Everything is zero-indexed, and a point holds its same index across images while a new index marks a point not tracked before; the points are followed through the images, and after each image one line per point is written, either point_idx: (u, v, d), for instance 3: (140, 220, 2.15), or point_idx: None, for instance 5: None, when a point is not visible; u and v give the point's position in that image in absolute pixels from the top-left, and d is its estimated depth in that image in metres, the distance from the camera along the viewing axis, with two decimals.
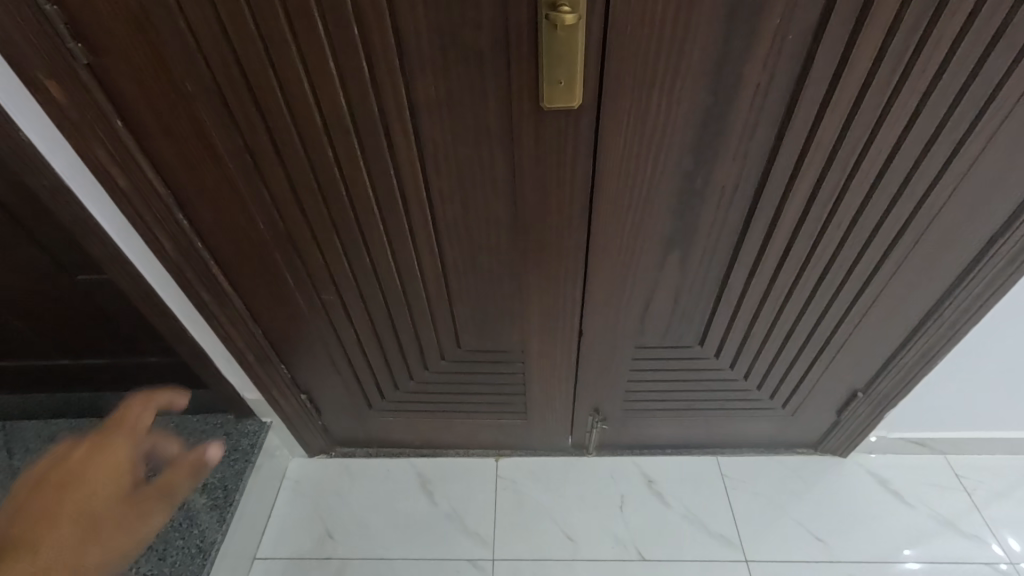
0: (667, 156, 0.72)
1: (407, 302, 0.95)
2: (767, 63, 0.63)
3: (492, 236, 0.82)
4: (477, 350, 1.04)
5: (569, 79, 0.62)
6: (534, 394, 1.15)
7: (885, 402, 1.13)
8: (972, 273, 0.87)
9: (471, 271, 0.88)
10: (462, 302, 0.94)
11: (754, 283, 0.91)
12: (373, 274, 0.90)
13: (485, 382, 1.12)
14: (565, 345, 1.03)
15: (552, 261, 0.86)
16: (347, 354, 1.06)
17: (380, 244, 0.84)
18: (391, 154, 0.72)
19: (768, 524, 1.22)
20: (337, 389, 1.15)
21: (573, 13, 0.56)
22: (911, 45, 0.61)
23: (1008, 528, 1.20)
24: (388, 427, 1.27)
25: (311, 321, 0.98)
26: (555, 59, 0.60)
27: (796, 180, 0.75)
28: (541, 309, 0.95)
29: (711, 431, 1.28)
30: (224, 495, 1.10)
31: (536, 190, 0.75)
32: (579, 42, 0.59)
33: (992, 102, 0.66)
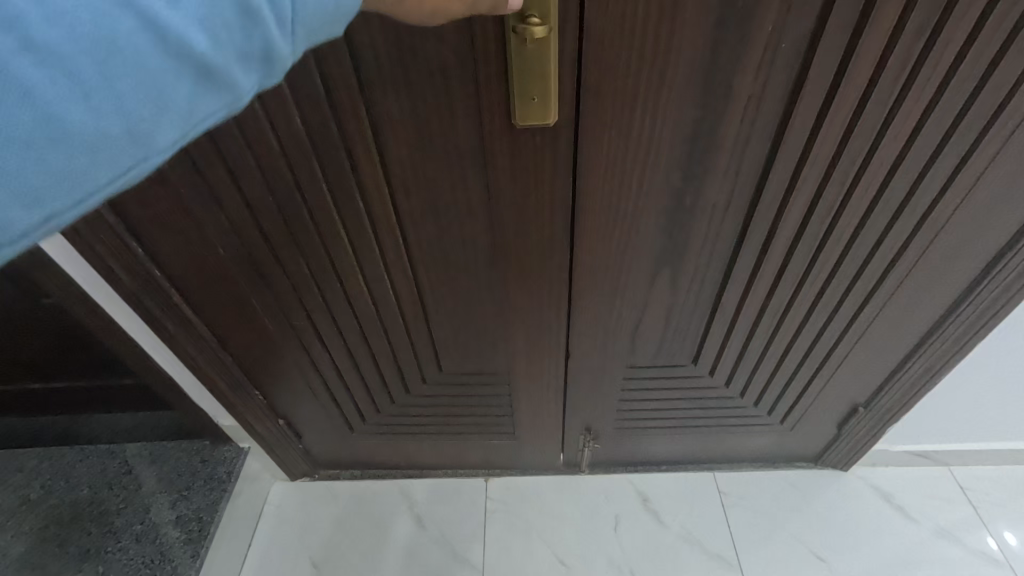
0: (654, 173, 0.67)
1: (383, 326, 0.90)
2: (759, 73, 0.58)
3: (469, 258, 0.77)
4: (459, 373, 0.99)
5: (543, 96, 0.56)
6: (522, 415, 1.10)
7: (887, 417, 1.08)
8: (978, 287, 0.82)
9: (449, 293, 0.83)
10: (441, 325, 0.89)
11: (750, 300, 0.86)
12: (345, 298, 0.85)
13: (470, 405, 1.07)
14: (553, 366, 0.98)
15: (535, 284, 0.81)
16: (324, 378, 1.02)
17: (351, 268, 0.79)
18: (357, 175, 0.67)
19: (767, 543, 1.18)
20: (317, 413, 1.11)
21: (543, 24, 0.51)
22: (914, 54, 0.56)
23: (1002, 520, 1.19)
24: (372, 449, 1.22)
25: (283, 347, 0.93)
26: (527, 74, 0.55)
27: (792, 195, 0.70)
28: (526, 330, 0.90)
29: (708, 447, 1.23)
30: (199, 528, 1.05)
31: (514, 211, 0.70)
32: (551, 55, 0.54)
33: (1001, 112, 0.61)
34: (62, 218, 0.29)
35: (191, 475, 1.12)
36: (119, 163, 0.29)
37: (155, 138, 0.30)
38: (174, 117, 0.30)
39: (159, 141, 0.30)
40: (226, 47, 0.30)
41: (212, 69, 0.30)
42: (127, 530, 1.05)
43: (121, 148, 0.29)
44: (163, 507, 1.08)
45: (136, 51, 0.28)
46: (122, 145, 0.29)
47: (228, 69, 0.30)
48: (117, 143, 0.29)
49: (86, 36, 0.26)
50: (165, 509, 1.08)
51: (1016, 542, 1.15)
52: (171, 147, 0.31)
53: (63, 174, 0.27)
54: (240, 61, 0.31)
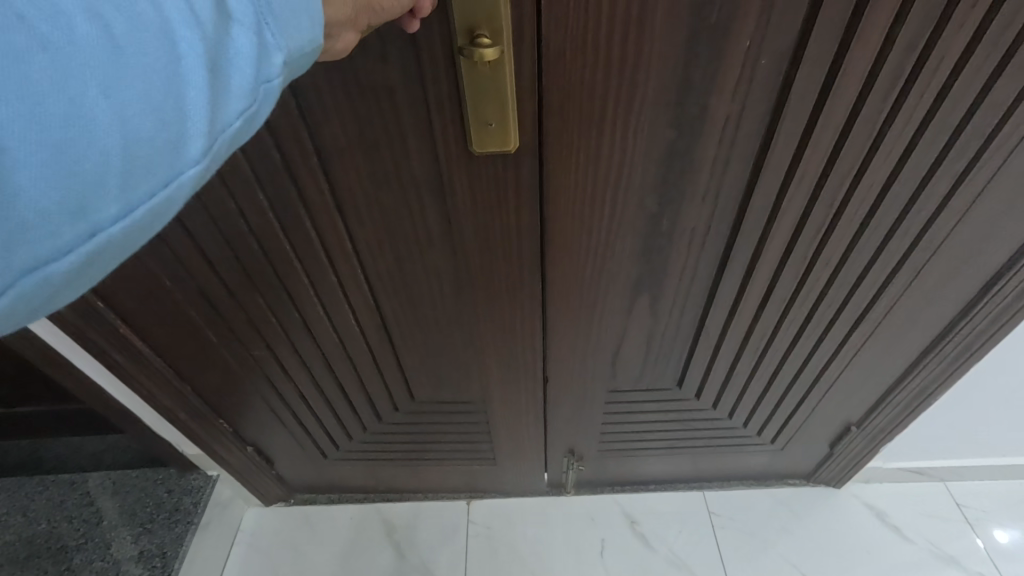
0: (627, 197, 0.62)
1: (348, 353, 0.86)
2: (736, 91, 0.53)
3: (434, 289, 0.73)
4: (434, 399, 0.95)
5: (501, 120, 0.52)
6: (501, 441, 1.05)
7: (882, 436, 1.04)
8: (975, 308, 0.78)
9: (416, 321, 0.78)
10: (411, 354, 0.85)
11: (735, 323, 0.82)
12: (304, 326, 0.80)
13: (446, 431, 1.02)
14: (531, 392, 0.93)
15: (506, 312, 0.76)
16: (290, 406, 0.97)
17: (309, 296, 0.75)
18: (307, 201, 0.62)
19: (759, 566, 1.14)
20: (287, 441, 1.06)
21: (494, 45, 0.47)
22: (905, 70, 0.52)
23: (990, 521, 1.17)
24: (347, 475, 1.18)
25: (244, 376, 0.88)
26: (481, 97, 0.51)
27: (777, 216, 0.65)
28: (499, 358, 0.85)
29: (696, 467, 1.19)
30: (162, 564, 1.00)
31: (478, 240, 0.66)
32: (505, 78, 0.50)
33: (999, 130, 0.56)
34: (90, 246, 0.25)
35: (156, 507, 1.07)
36: (151, 179, 0.26)
37: (171, 161, 0.26)
38: (195, 132, 0.27)
39: (188, 152, 0.27)
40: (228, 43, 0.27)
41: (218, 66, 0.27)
42: (87, 568, 1.00)
43: (154, 159, 0.25)
44: (125, 542, 1.03)
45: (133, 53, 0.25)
46: (135, 174, 0.25)
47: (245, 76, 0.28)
48: (145, 155, 0.25)
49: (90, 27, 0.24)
50: (127, 544, 1.03)
51: (1004, 541, 1.15)
52: (203, 159, 0.27)
53: (97, 188, 0.24)
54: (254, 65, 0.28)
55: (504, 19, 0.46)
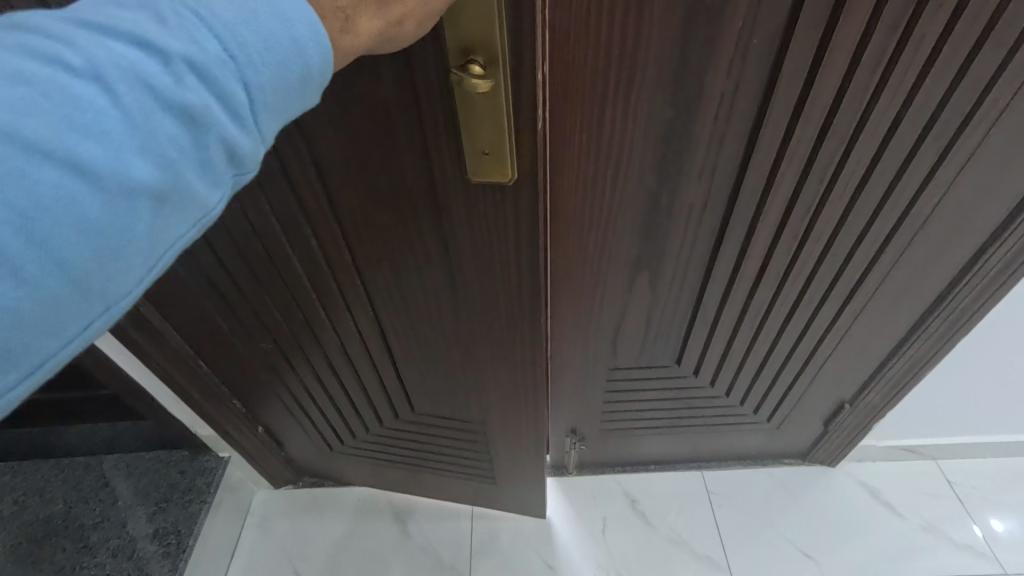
0: (628, 172, 0.66)
1: (354, 354, 0.88)
2: (730, 70, 0.56)
3: (428, 306, 0.76)
4: (430, 412, 0.99)
5: (496, 150, 0.53)
6: (500, 458, 1.05)
7: (874, 413, 1.07)
8: (962, 281, 0.81)
9: (416, 322, 0.80)
10: (410, 364, 0.88)
11: (731, 301, 0.85)
12: (308, 326, 0.84)
13: (448, 438, 1.04)
14: (528, 414, 0.93)
15: (505, 342, 0.79)
16: (297, 395, 0.99)
17: (308, 287, 0.76)
18: (312, 209, 0.65)
19: (756, 543, 1.17)
20: (296, 427, 1.08)
21: (486, 78, 0.47)
22: (890, 46, 0.54)
23: (986, 509, 1.20)
24: (351, 470, 1.20)
25: (255, 362, 0.91)
26: (477, 128, 0.52)
27: (771, 193, 0.69)
28: (495, 381, 0.87)
29: (694, 447, 1.22)
30: (178, 542, 1.04)
31: (477, 271, 0.69)
32: (502, 107, 0.50)
33: (980, 104, 0.59)
34: (41, 370, 0.28)
35: (169, 487, 1.10)
36: (87, 314, 0.28)
37: (107, 296, 0.28)
38: (134, 263, 0.29)
39: (126, 281, 0.29)
40: (181, 170, 0.28)
41: (168, 193, 0.28)
42: (103, 546, 1.03)
43: (91, 296, 0.28)
44: (141, 520, 1.06)
45: (73, 201, 0.26)
46: (70, 315, 0.27)
47: (225, 157, 0.30)
48: (82, 297, 0.27)
49: (59, 139, 0.25)
50: (142, 523, 1.06)
51: (1000, 529, 1.17)
52: (141, 282, 0.30)
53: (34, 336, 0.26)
54: (236, 144, 0.29)
55: (500, 47, 0.46)
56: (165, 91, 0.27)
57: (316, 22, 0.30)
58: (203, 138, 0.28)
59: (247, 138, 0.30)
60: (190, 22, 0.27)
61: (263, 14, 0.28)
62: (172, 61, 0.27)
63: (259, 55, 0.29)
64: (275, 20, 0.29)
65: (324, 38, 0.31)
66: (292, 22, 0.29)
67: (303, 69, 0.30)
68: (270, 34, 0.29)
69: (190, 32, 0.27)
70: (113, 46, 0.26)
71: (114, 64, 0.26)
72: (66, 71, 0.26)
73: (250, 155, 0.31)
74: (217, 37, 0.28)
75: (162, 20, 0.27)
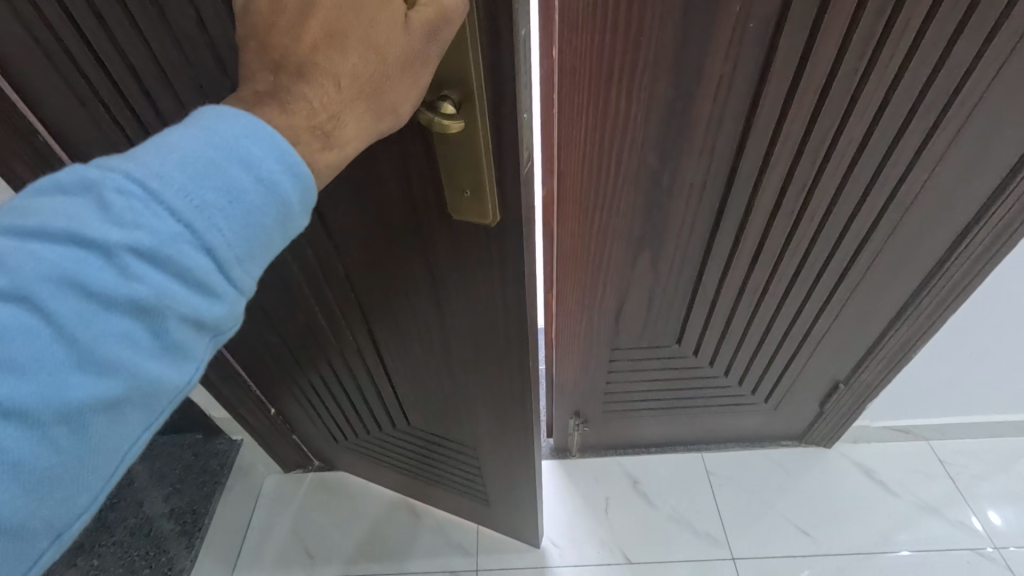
0: (632, 151, 0.70)
1: (355, 364, 0.89)
2: (727, 54, 0.60)
3: (422, 332, 0.75)
4: (424, 427, 0.98)
5: (475, 191, 0.50)
6: (492, 482, 1.03)
7: (868, 392, 1.11)
8: (950, 259, 0.85)
9: (406, 343, 0.78)
10: (403, 377, 0.87)
11: (729, 280, 0.88)
12: (309, 329, 0.84)
13: (445, 454, 1.03)
14: (518, 446, 0.90)
15: (493, 378, 0.77)
16: (305, 390, 1.02)
17: (306, 293, 0.76)
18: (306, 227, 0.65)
19: (754, 520, 1.20)
20: (306, 415, 1.11)
21: (457, 119, 0.44)
22: (876, 32, 0.58)
23: (986, 500, 1.21)
24: (356, 464, 1.22)
25: (264, 352, 0.93)
26: (454, 167, 0.49)
27: (765, 175, 0.72)
28: (485, 406, 0.84)
29: (693, 428, 1.26)
30: (194, 519, 1.07)
31: (455, 292, 0.65)
32: (479, 147, 0.47)
33: (961, 87, 0.63)
34: (40, 561, 0.33)
35: (184, 469, 1.13)
36: (68, 511, 0.32)
37: (83, 490, 0.32)
38: (105, 457, 0.32)
39: (99, 471, 0.33)
40: (137, 363, 0.31)
41: (126, 391, 0.31)
42: (121, 525, 1.05)
43: (67, 497, 0.32)
44: (156, 500, 1.09)
45: (25, 426, 0.29)
46: (52, 517, 0.32)
47: (194, 329, 0.33)
48: (58, 501, 0.31)
49: (8, 372, 0.28)
50: (158, 502, 1.09)
51: (1000, 523, 1.18)
52: (118, 466, 0.34)
53: (23, 542, 0.31)
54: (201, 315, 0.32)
55: (474, 87, 0.43)
56: (120, 283, 0.30)
57: (282, 156, 0.33)
58: (167, 317, 0.31)
59: (212, 308, 0.32)
60: (139, 203, 0.30)
61: (221, 173, 0.31)
62: (122, 254, 0.30)
63: (219, 212, 0.31)
64: (234, 170, 0.32)
65: (293, 167, 0.33)
66: (259, 165, 0.32)
67: (268, 209, 0.33)
68: (232, 192, 0.31)
69: (142, 212, 0.30)
70: (58, 259, 0.29)
71: (53, 281, 0.29)
72: (8, 300, 0.29)
73: (220, 320, 0.33)
74: (170, 213, 0.30)
75: (110, 213, 0.30)
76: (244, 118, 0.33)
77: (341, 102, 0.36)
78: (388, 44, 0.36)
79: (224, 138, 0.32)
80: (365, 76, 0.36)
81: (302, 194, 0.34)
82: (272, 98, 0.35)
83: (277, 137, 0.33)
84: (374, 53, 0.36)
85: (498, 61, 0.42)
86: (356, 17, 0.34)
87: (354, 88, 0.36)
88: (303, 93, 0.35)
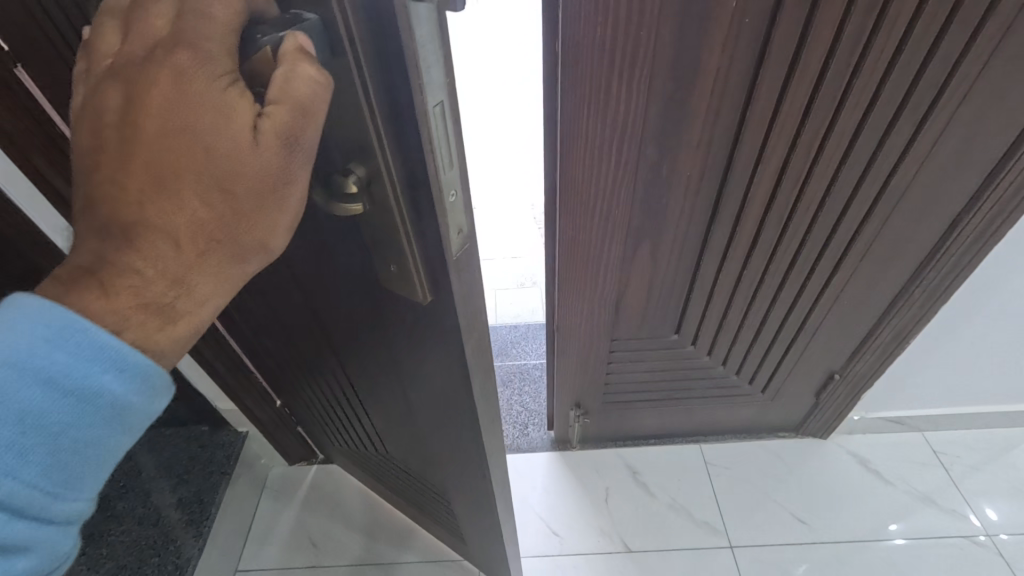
0: (632, 141, 0.71)
1: (341, 390, 0.87)
2: (726, 47, 0.62)
3: (389, 384, 0.70)
4: (400, 459, 0.96)
5: (401, 269, 0.45)
6: (466, 528, 0.98)
7: (862, 381, 1.13)
8: (943, 247, 0.87)
9: (375, 387, 0.76)
10: (377, 412, 0.84)
11: (726, 269, 0.90)
12: (297, 349, 0.83)
13: (427, 491, 0.98)
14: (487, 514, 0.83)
15: (454, 445, 0.71)
16: (302, 394, 1.02)
17: (289, 319, 0.75)
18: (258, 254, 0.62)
19: (752, 509, 1.23)
20: (307, 412, 1.11)
21: (357, 199, 0.39)
22: (868, 24, 0.60)
23: (982, 495, 1.23)
24: (353, 468, 1.22)
25: (263, 352, 0.94)
26: (378, 245, 0.44)
27: (761, 166, 0.74)
28: (450, 463, 0.78)
29: (692, 419, 1.28)
30: (200, 509, 1.09)
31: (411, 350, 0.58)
32: (394, 227, 0.41)
33: (951, 78, 0.65)
34: None
35: (190, 460, 1.15)
36: None
37: None
38: None
39: None
40: None
41: None
42: (130, 514, 1.08)
43: None
44: (164, 490, 1.11)
45: None
46: None
47: None
48: None
49: None
50: (166, 492, 1.11)
51: (996, 519, 1.19)
52: None
53: None
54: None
55: (381, 164, 0.37)
56: None
57: (86, 370, 0.35)
58: None
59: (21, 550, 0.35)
60: None
61: (18, 400, 0.34)
62: None
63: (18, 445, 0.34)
64: (36, 394, 0.34)
65: (107, 372, 0.35)
66: (60, 387, 0.34)
67: (82, 421, 0.35)
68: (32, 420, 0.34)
69: None
70: None
71: None
72: None
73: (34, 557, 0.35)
74: None
75: None
76: (41, 323, 0.34)
77: (181, 265, 0.36)
78: (233, 176, 0.34)
79: (18, 357, 0.34)
80: (211, 214, 0.35)
81: (135, 384, 0.36)
82: (91, 275, 0.36)
83: (84, 342, 0.35)
84: (214, 187, 0.34)
85: (405, 139, 0.36)
86: (192, 147, 0.33)
87: (198, 237, 0.36)
88: (131, 264, 0.36)
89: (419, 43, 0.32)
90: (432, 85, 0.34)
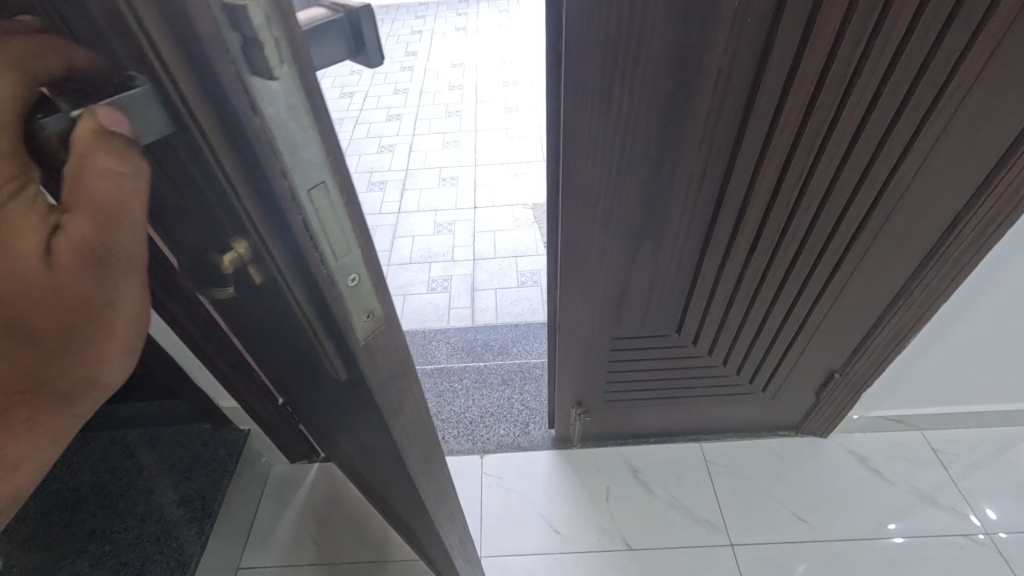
0: (633, 142, 0.72)
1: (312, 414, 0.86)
2: (728, 47, 0.62)
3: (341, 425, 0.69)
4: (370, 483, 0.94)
5: (313, 344, 0.45)
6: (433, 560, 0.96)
7: (863, 380, 1.14)
8: (944, 245, 0.87)
9: (332, 421, 0.74)
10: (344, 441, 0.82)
11: (728, 268, 0.91)
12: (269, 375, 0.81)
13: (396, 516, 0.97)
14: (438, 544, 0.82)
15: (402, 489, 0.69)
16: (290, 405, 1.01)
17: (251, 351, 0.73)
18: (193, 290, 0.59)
19: (753, 507, 1.23)
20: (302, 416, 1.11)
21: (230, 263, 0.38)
22: (870, 24, 0.60)
23: (983, 495, 1.23)
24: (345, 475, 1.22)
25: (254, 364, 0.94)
26: (284, 319, 0.45)
27: (762, 167, 0.75)
28: (394, 490, 0.75)
29: (694, 418, 1.28)
30: (202, 505, 1.09)
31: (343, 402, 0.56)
32: (291, 310, 0.42)
33: (950, 80, 0.66)
34: None
35: (193, 457, 1.16)
36: None
37: None
38: None
39: None
40: None
41: None
42: (132, 512, 1.09)
43: None
44: (166, 488, 1.12)
45: None
46: None
47: None
48: None
49: None
50: (168, 490, 1.11)
51: (996, 518, 1.19)
52: None
53: None
54: None
55: (263, 255, 0.37)
56: None
57: None
58: None
59: None
60: None
61: None
62: None
63: None
64: None
65: None
66: None
67: None
68: None
69: None
70: None
71: None
72: None
73: None
74: None
75: None
76: None
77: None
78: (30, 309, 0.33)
79: None
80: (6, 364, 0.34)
81: None
82: None
83: None
84: (6, 328, 0.33)
85: (286, 230, 0.36)
86: None
87: (2, 394, 0.34)
88: None
89: (272, 124, 0.30)
90: (301, 167, 0.33)
